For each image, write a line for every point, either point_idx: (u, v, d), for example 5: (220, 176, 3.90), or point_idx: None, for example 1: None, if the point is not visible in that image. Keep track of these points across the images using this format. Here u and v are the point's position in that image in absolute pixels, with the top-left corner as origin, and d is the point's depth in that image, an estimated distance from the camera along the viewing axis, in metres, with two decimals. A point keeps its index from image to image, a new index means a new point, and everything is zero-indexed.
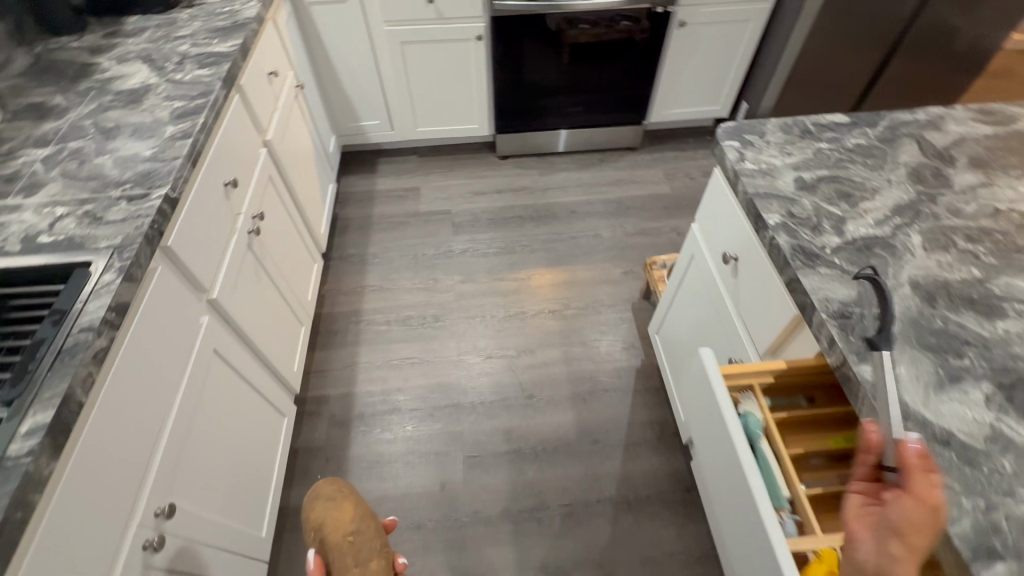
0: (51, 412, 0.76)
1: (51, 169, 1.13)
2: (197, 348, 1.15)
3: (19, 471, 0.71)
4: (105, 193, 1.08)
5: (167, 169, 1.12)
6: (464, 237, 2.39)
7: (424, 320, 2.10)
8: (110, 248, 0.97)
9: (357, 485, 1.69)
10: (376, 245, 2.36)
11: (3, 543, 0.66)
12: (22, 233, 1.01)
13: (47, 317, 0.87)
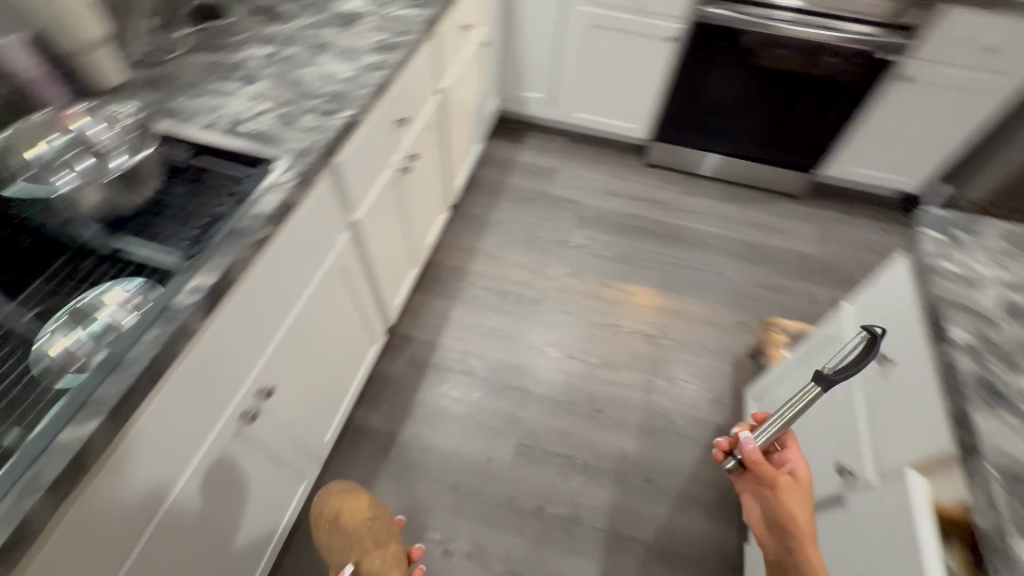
0: (213, 278, 0.87)
1: (266, 68, 1.27)
2: (330, 261, 1.26)
3: (178, 319, 0.82)
4: (301, 101, 1.19)
5: (356, 95, 1.21)
6: (585, 232, 2.36)
7: (522, 299, 2.12)
8: (292, 151, 1.07)
9: (414, 427, 1.78)
10: (500, 213, 2.41)
11: (150, 373, 0.78)
12: (230, 117, 1.14)
13: (231, 200, 1.00)
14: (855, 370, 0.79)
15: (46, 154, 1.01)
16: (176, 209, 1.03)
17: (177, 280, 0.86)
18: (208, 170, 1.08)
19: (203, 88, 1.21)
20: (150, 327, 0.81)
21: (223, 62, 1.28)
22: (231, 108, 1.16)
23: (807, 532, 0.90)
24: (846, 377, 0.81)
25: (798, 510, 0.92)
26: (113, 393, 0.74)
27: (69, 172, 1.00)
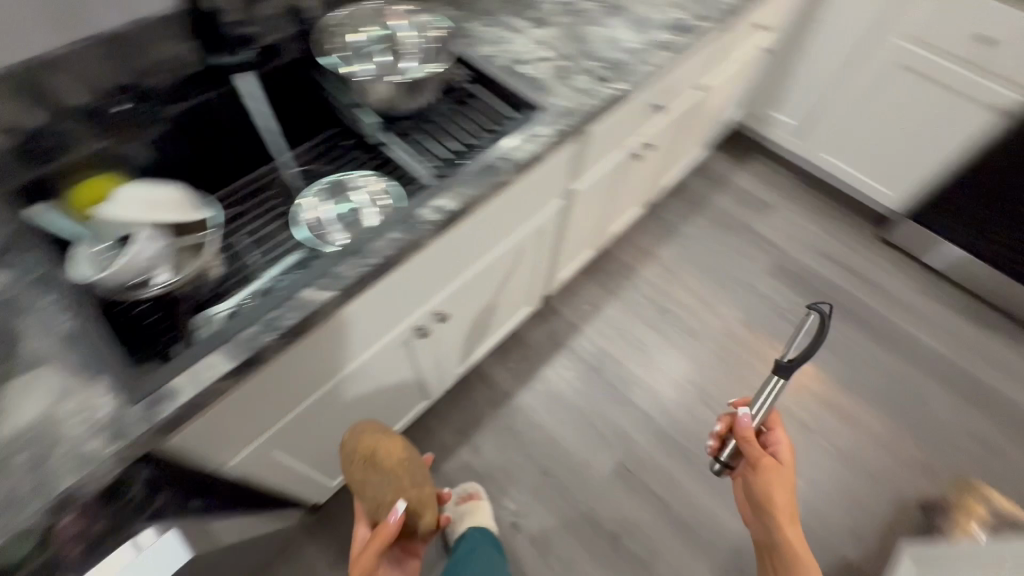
0: (457, 204, 0.90)
1: (557, 15, 1.25)
2: (538, 221, 1.25)
3: (418, 230, 0.86)
4: (581, 59, 1.15)
5: (636, 71, 1.15)
6: (774, 285, 2.11)
7: (678, 325, 1.98)
8: (559, 108, 1.05)
9: (529, 397, 1.79)
10: (691, 229, 2.23)
11: (380, 269, 0.84)
12: (512, 54, 1.15)
13: (489, 138, 1.03)
14: (813, 351, 0.89)
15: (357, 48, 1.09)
16: (440, 122, 1.07)
17: (426, 194, 0.91)
18: (477, 97, 1.11)
19: (496, 17, 1.23)
20: (393, 228, 0.86)
21: None
22: (516, 46, 1.16)
23: (784, 509, 1.07)
24: (801, 366, 0.95)
25: (783, 500, 1.07)
26: (351, 274, 0.81)
27: (367, 70, 1.06)
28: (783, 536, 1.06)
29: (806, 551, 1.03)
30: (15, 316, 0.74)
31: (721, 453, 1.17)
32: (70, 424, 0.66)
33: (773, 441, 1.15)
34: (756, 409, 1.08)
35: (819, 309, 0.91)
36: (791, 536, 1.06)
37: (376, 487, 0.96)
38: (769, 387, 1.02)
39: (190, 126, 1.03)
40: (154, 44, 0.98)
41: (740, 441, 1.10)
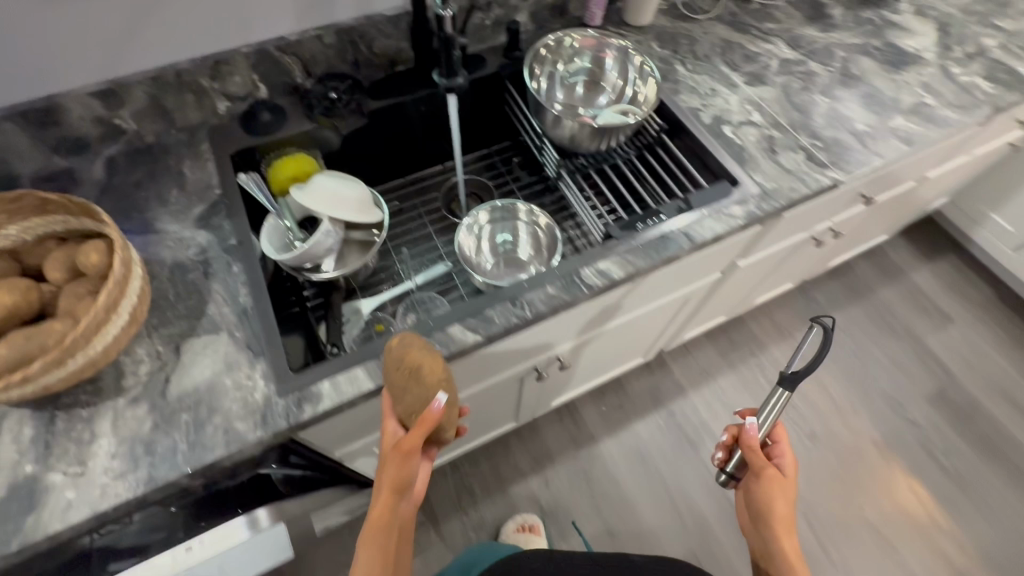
0: (623, 272, 0.84)
1: (778, 75, 1.10)
2: (688, 290, 1.15)
3: (576, 292, 0.82)
4: (796, 133, 1.01)
5: (859, 160, 0.99)
6: (927, 412, 1.80)
7: (797, 422, 1.76)
8: (758, 188, 0.94)
9: (615, 448, 1.70)
10: (842, 318, 1.96)
11: (529, 324, 0.80)
12: (717, 113, 1.04)
13: (681, 201, 0.91)
14: (817, 362, 0.81)
15: (563, 68, 1.08)
16: (616, 181, 1.06)
17: (593, 252, 0.85)
18: (666, 154, 1.03)
19: (707, 65, 1.12)
20: (551, 283, 0.82)
21: (740, 45, 1.15)
22: (723, 104, 1.05)
23: (787, 519, 0.83)
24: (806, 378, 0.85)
25: (783, 505, 0.83)
26: (501, 323, 0.78)
27: (561, 98, 1.08)
28: (782, 552, 0.81)
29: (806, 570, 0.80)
30: (207, 279, 0.81)
31: (727, 466, 0.94)
32: (229, 400, 0.71)
33: (776, 454, 0.90)
34: (762, 419, 0.88)
35: (823, 322, 0.84)
36: (787, 547, 0.81)
37: (416, 400, 0.65)
38: (773, 400, 0.86)
39: (383, 119, 1.05)
40: (372, 40, 1.01)
41: (744, 451, 0.86)
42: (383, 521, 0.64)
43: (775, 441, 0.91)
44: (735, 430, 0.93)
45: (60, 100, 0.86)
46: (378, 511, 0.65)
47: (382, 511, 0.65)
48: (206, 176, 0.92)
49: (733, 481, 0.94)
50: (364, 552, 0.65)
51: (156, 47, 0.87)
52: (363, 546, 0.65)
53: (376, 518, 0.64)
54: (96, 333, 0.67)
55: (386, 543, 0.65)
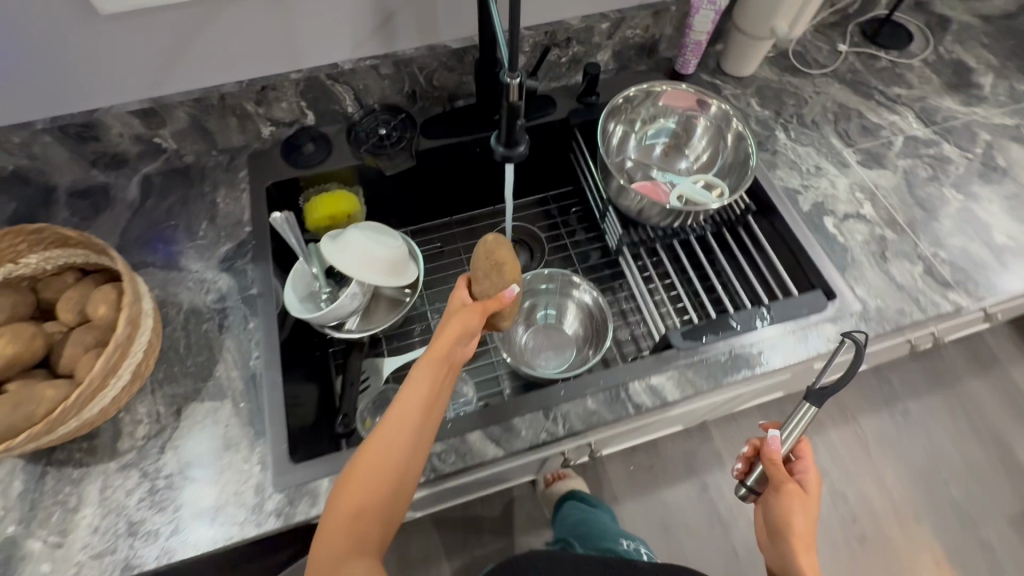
0: (679, 394, 0.72)
1: (902, 155, 0.92)
2: (750, 395, 0.99)
3: (620, 411, 0.70)
4: (915, 237, 0.84)
5: (993, 282, 0.80)
6: (1004, 534, 1.57)
7: (850, 519, 1.57)
8: (858, 305, 0.78)
9: (636, 514, 1.58)
10: (920, 408, 1.72)
11: (557, 442, 0.70)
12: (818, 199, 0.88)
13: (758, 309, 0.77)
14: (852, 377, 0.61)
15: (643, 120, 0.94)
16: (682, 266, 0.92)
17: (647, 362, 0.73)
18: (747, 242, 0.88)
19: (814, 134, 0.95)
20: (591, 396, 0.71)
21: (857, 112, 0.97)
22: (827, 187, 0.89)
23: (805, 536, 0.69)
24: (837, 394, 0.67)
25: (800, 520, 0.69)
26: (528, 438, 0.68)
27: (634, 155, 0.95)
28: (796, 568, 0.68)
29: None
30: (222, 333, 0.75)
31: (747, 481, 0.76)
32: (222, 483, 0.65)
33: (799, 470, 0.75)
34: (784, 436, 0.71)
35: (854, 337, 0.62)
36: (803, 562, 0.67)
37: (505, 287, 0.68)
38: (797, 414, 0.69)
39: (434, 159, 0.95)
40: (433, 72, 0.91)
41: (764, 465, 0.71)
42: (442, 358, 0.59)
43: (798, 458, 0.76)
44: (758, 444, 0.77)
45: (100, 117, 0.81)
46: (439, 346, 0.59)
47: (442, 347, 0.59)
48: (238, 210, 0.86)
49: (752, 497, 0.76)
50: (409, 384, 0.57)
51: (203, 70, 0.80)
52: (413, 379, 0.57)
53: (438, 349, 0.59)
54: (92, 396, 0.62)
55: (436, 383, 0.58)
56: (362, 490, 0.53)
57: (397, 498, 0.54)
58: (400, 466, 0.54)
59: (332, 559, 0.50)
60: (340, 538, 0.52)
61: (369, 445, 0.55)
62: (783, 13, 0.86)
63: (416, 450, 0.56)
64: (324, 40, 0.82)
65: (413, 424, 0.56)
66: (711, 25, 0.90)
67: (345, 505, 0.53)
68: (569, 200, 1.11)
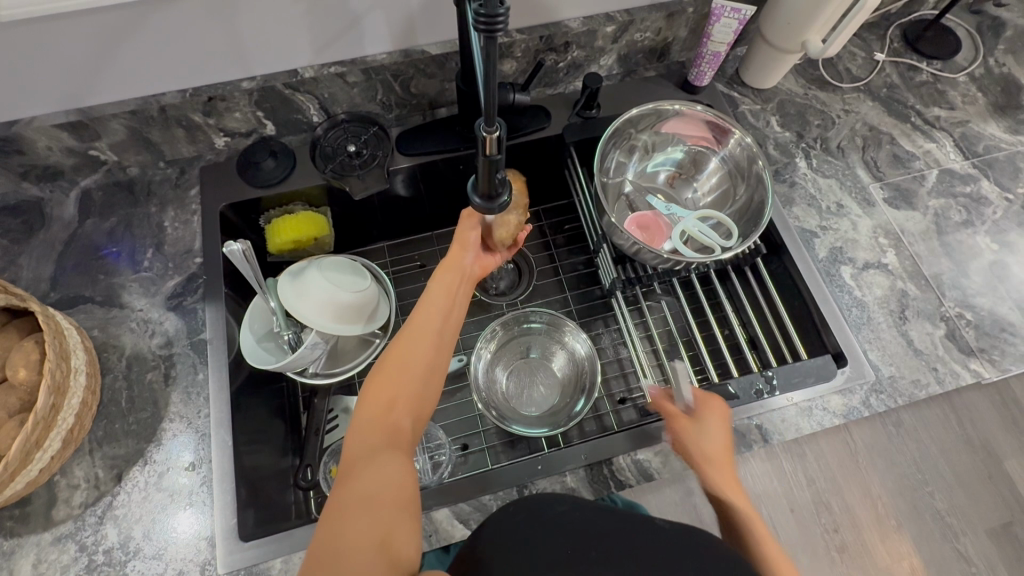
0: (666, 471, 0.68)
1: (935, 194, 0.83)
2: None
3: (600, 489, 0.67)
4: (939, 293, 0.76)
5: (1019, 351, 0.74)
6: (983, 546, 1.26)
7: (831, 531, 1.24)
8: (872, 372, 0.71)
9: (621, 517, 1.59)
10: (918, 409, 1.33)
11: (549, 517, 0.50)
12: (836, 244, 0.79)
13: (761, 376, 0.69)
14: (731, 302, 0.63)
15: (648, 141, 0.84)
16: (681, 305, 0.83)
17: (634, 436, 0.69)
18: (754, 283, 0.79)
19: (838, 163, 0.85)
20: (573, 468, 0.68)
21: (889, 137, 0.87)
22: (848, 229, 0.80)
23: (706, 462, 0.61)
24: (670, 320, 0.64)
25: (695, 449, 0.62)
26: None
27: (636, 179, 0.85)
28: (711, 487, 0.60)
29: (744, 499, 0.59)
30: (168, 386, 0.69)
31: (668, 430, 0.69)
32: (168, 562, 0.61)
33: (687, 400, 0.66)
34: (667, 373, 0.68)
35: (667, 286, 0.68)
36: (713, 481, 0.60)
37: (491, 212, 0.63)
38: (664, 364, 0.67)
39: (410, 179, 0.85)
40: (410, 79, 0.79)
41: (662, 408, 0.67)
42: (454, 271, 0.64)
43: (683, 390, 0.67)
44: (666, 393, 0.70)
45: (21, 131, 0.70)
46: (453, 260, 0.65)
47: (456, 258, 0.65)
48: (188, 236, 0.78)
49: None
50: (427, 295, 0.62)
51: (129, 77, 0.69)
52: (430, 288, 0.62)
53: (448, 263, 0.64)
54: (18, 471, 0.56)
55: (452, 292, 0.63)
56: (391, 385, 0.56)
57: (424, 392, 0.57)
58: (424, 362, 0.58)
59: (365, 446, 0.53)
60: (370, 433, 0.53)
61: (394, 344, 0.59)
62: (818, 24, 0.75)
63: (439, 352, 0.59)
64: (274, 43, 0.70)
65: (434, 326, 0.60)
66: (733, 35, 0.78)
67: (374, 399, 0.56)
68: (563, 214, 0.99)
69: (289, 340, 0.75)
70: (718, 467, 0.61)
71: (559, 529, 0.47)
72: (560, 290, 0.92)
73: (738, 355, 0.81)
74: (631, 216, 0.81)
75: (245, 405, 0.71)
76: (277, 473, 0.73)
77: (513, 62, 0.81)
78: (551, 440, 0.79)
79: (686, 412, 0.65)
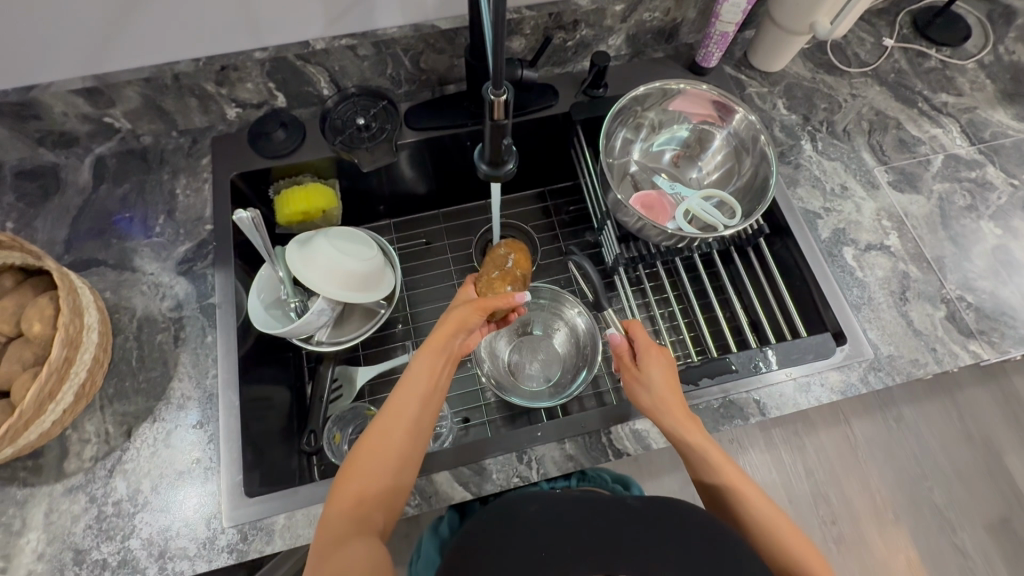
0: (664, 441, 0.69)
1: (939, 178, 0.83)
2: None
3: (598, 456, 0.68)
4: (941, 276, 0.77)
5: (1020, 334, 0.74)
6: (982, 542, 1.25)
7: (829, 522, 1.24)
8: (871, 351, 0.71)
9: None
10: (918, 404, 1.34)
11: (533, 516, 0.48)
12: (839, 226, 0.79)
13: (760, 353, 0.70)
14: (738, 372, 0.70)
15: (655, 119, 0.84)
16: (682, 285, 0.84)
17: (633, 407, 0.70)
18: (757, 265, 0.80)
19: (844, 146, 0.85)
20: (570, 437, 0.69)
21: (896, 122, 0.87)
22: (851, 211, 0.80)
23: (663, 409, 0.63)
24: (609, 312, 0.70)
25: (647, 396, 0.64)
26: (498, 482, 0.67)
27: (642, 158, 0.86)
28: (667, 435, 0.63)
29: (702, 437, 0.61)
30: (177, 346, 0.71)
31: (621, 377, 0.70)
32: (175, 516, 0.63)
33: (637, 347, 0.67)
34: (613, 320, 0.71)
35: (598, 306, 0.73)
36: (670, 423, 0.62)
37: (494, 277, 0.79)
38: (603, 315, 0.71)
39: (419, 155, 0.86)
40: (419, 54, 0.80)
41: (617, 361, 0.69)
42: (439, 350, 0.65)
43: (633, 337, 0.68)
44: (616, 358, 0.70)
45: (38, 95, 0.71)
46: (438, 337, 0.65)
47: (442, 337, 0.65)
48: (199, 204, 0.79)
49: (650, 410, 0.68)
50: (412, 371, 0.63)
51: (145, 45, 0.70)
52: (415, 366, 0.63)
53: (437, 342, 0.65)
54: (33, 420, 0.58)
55: (435, 374, 0.64)
56: (367, 470, 0.57)
57: (398, 476, 0.58)
58: (401, 449, 0.59)
59: (337, 538, 0.54)
60: (343, 523, 0.55)
61: (371, 428, 0.60)
62: (828, 5, 0.75)
63: (415, 440, 0.60)
64: (287, 14, 0.72)
65: (413, 414, 0.61)
66: (741, 15, 0.78)
67: (350, 486, 0.57)
68: (569, 196, 1.00)
69: (296, 307, 0.77)
70: (672, 413, 0.62)
71: (534, 526, 0.48)
72: (564, 269, 0.93)
73: (740, 336, 0.82)
74: (636, 195, 0.81)
75: (252, 369, 0.73)
76: (282, 438, 0.74)
77: (522, 39, 0.82)
78: (551, 412, 0.80)
79: (637, 365, 0.67)
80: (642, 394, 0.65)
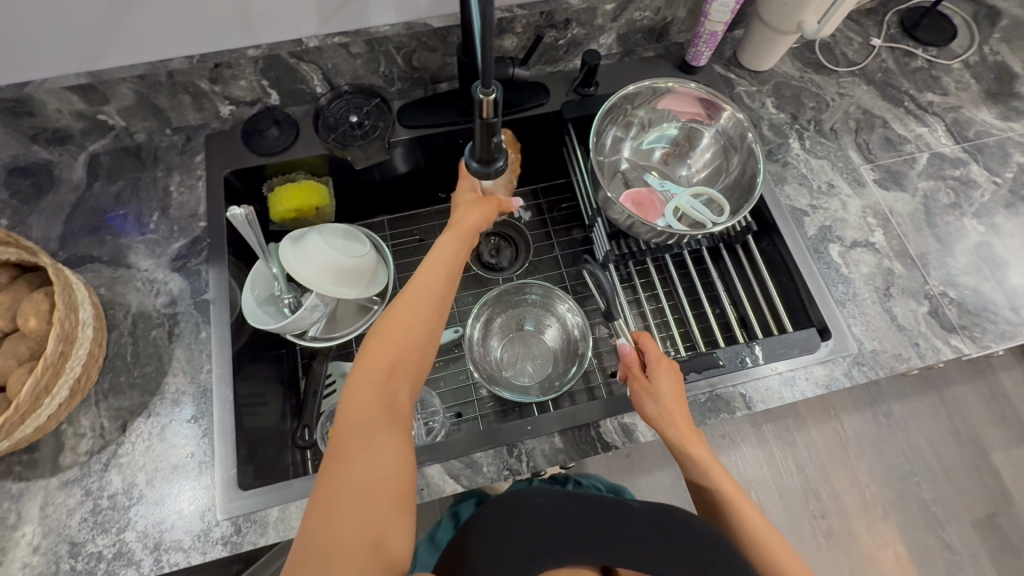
0: (653, 434, 0.71)
1: (924, 176, 0.85)
2: None
3: (587, 449, 0.70)
4: (925, 272, 0.78)
5: (1001, 330, 0.75)
6: (968, 537, 1.27)
7: (818, 517, 1.26)
8: (855, 346, 0.73)
9: None
10: (906, 400, 1.36)
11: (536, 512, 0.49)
12: (826, 223, 0.81)
13: (747, 348, 0.72)
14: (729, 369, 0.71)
15: (645, 117, 0.85)
16: (671, 282, 0.85)
17: (622, 400, 0.72)
18: (744, 263, 0.81)
19: (831, 145, 0.86)
20: (559, 431, 0.70)
21: (882, 121, 0.88)
22: (838, 209, 0.82)
23: (667, 419, 0.64)
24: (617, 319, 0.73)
25: (653, 407, 0.65)
26: (489, 475, 0.68)
27: (633, 156, 0.87)
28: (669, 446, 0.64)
29: (702, 450, 0.63)
30: (171, 342, 0.71)
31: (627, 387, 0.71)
32: (169, 509, 0.63)
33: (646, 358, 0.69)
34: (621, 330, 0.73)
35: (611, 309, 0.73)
36: (671, 436, 0.63)
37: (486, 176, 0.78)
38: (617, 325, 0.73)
39: (412, 152, 0.86)
40: (412, 52, 0.81)
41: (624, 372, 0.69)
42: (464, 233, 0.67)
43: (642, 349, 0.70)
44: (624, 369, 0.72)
45: (32, 92, 0.72)
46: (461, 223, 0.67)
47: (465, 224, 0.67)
48: (193, 201, 0.80)
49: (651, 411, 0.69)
50: (434, 256, 0.64)
51: (140, 42, 0.71)
52: (440, 245, 0.64)
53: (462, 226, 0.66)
54: (29, 413, 0.59)
55: (456, 261, 0.65)
56: (395, 346, 0.57)
57: (421, 357, 0.59)
58: (425, 332, 0.59)
59: (365, 418, 0.53)
60: (370, 404, 0.54)
61: (391, 312, 0.59)
62: (814, 5, 0.76)
63: (437, 324, 0.61)
64: (281, 12, 0.72)
65: (438, 297, 0.61)
66: (729, 14, 0.79)
67: (376, 364, 0.56)
68: (561, 193, 1.01)
69: (290, 304, 0.78)
70: (675, 424, 0.63)
71: (536, 519, 0.48)
72: (555, 266, 0.94)
73: (728, 332, 0.83)
74: (626, 193, 0.82)
75: (246, 364, 0.74)
76: (275, 433, 0.75)
77: (514, 38, 0.82)
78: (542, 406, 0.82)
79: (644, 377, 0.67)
80: (646, 408, 0.66)
